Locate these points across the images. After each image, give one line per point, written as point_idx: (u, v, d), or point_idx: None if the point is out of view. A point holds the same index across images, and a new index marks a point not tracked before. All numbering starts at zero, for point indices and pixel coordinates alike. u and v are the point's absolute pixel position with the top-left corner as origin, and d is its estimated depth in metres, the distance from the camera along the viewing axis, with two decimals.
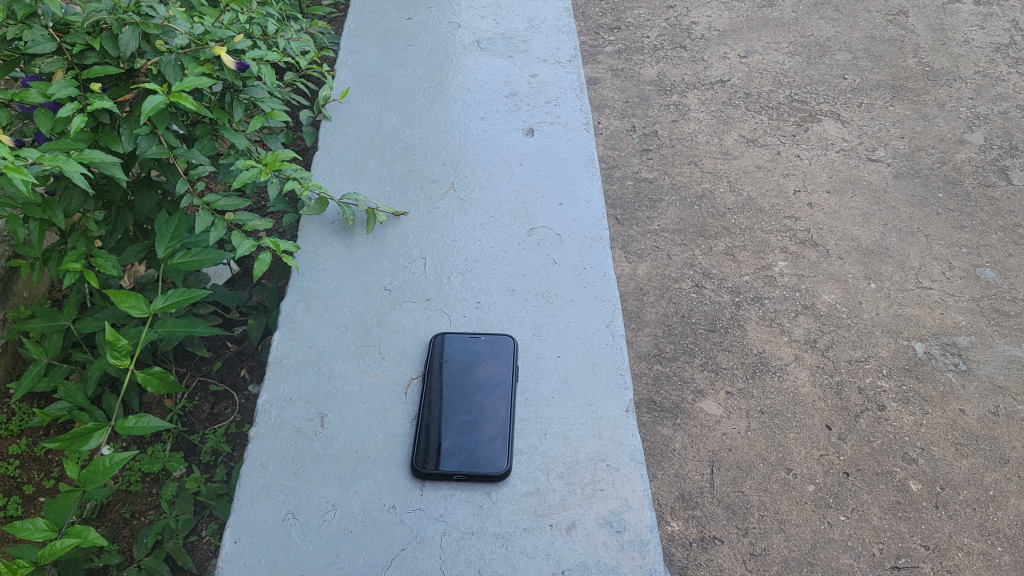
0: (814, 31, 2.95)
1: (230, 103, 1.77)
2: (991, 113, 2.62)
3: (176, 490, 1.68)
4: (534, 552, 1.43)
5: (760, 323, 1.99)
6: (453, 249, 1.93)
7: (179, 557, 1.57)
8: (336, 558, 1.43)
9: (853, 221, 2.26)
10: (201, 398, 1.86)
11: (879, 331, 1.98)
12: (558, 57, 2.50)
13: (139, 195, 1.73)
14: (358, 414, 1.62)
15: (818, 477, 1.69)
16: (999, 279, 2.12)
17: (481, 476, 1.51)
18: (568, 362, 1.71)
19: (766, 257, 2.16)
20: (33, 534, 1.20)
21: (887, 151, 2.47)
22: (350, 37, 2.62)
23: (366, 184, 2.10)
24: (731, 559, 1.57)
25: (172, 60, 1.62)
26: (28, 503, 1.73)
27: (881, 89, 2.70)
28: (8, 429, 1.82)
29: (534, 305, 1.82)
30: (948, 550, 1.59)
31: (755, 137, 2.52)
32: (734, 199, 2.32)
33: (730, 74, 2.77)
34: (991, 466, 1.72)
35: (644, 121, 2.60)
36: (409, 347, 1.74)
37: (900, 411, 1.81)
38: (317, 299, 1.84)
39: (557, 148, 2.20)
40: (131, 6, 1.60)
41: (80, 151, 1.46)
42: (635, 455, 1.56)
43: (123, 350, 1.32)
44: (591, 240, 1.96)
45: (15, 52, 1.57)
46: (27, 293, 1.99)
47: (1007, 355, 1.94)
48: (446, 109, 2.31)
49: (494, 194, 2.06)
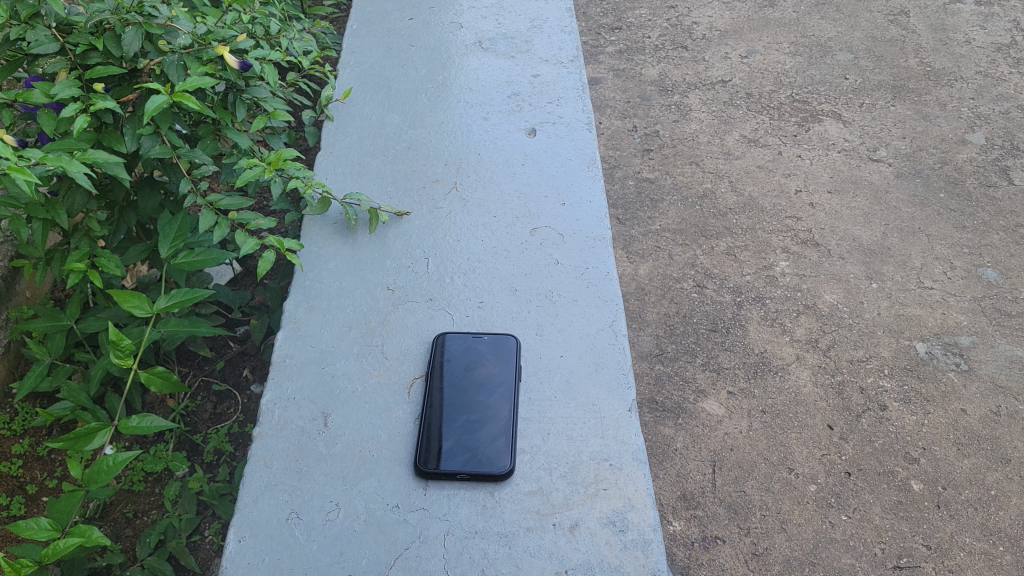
0: (815, 32, 2.95)
1: (233, 103, 1.78)
2: (992, 113, 2.63)
3: (178, 489, 1.68)
4: (537, 552, 1.43)
5: (761, 323, 1.99)
6: (456, 249, 1.93)
7: (182, 556, 1.57)
8: (340, 557, 1.43)
9: (855, 221, 2.26)
10: (204, 398, 1.86)
11: (880, 331, 1.98)
12: (561, 57, 2.51)
13: (142, 195, 1.74)
14: (361, 413, 1.63)
15: (820, 477, 1.69)
16: (1001, 280, 2.12)
17: (484, 475, 1.51)
18: (571, 362, 1.71)
19: (768, 257, 2.16)
20: (37, 533, 1.20)
21: (889, 151, 2.47)
22: (353, 37, 2.62)
23: (369, 184, 2.10)
24: (733, 559, 1.57)
25: (175, 60, 1.61)
26: (31, 503, 1.73)
27: (882, 89, 2.70)
28: (11, 429, 1.83)
29: (537, 305, 1.82)
30: (950, 550, 1.59)
31: (756, 137, 2.52)
32: (736, 199, 2.32)
33: (732, 74, 2.77)
34: (993, 466, 1.72)
35: (645, 121, 2.60)
36: (412, 347, 1.74)
37: (902, 411, 1.82)
38: (320, 298, 1.84)
39: (559, 148, 2.20)
40: (134, 6, 1.60)
41: (84, 151, 1.47)
42: (638, 455, 1.56)
43: (126, 350, 1.32)
44: (594, 240, 1.97)
45: (19, 52, 1.58)
46: (30, 293, 1.99)
47: (1009, 355, 1.94)
48: (448, 109, 2.31)
49: (497, 194, 2.07)
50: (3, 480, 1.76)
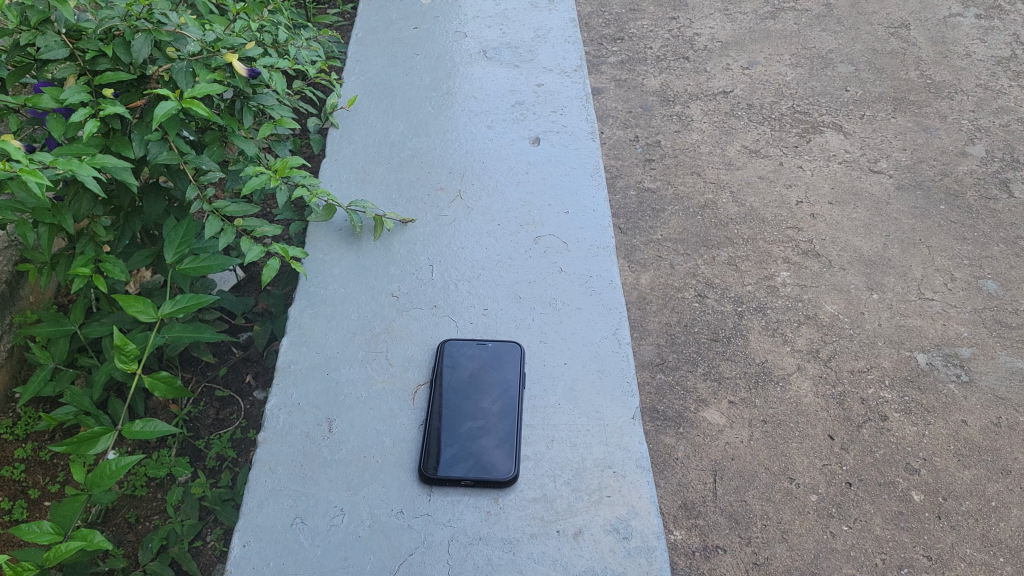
0: (816, 43, 2.97)
1: (240, 110, 1.79)
2: (993, 126, 2.64)
3: (181, 495, 1.67)
4: (540, 558, 1.43)
5: (762, 333, 2.00)
6: (460, 256, 1.94)
7: (185, 561, 1.56)
8: (344, 562, 1.43)
9: (856, 232, 2.27)
10: (207, 404, 1.86)
11: (882, 342, 1.99)
12: (564, 67, 2.53)
13: (148, 201, 1.74)
14: (366, 420, 1.63)
15: (821, 487, 1.70)
16: (1001, 291, 2.13)
17: (488, 481, 1.52)
18: (575, 370, 1.72)
19: (769, 267, 2.17)
20: (39, 537, 1.18)
21: (889, 163, 2.49)
22: (357, 46, 2.64)
23: (374, 191, 2.12)
24: (733, 567, 1.57)
25: (183, 67, 1.60)
26: (34, 508, 1.73)
27: (883, 101, 2.72)
28: (14, 434, 1.83)
29: (541, 313, 1.83)
30: (951, 561, 1.60)
31: (757, 148, 2.54)
32: (737, 209, 2.33)
33: (733, 85, 2.79)
34: (993, 477, 1.73)
35: (646, 131, 2.61)
36: (415, 353, 1.74)
37: (902, 422, 1.82)
38: (324, 304, 1.85)
39: (563, 157, 2.21)
40: (144, 13, 1.62)
41: (92, 155, 1.47)
42: (642, 462, 1.57)
43: (131, 354, 1.30)
44: (597, 249, 1.98)
45: (27, 58, 1.60)
46: (33, 297, 1.99)
47: (1009, 366, 1.95)
48: (453, 117, 2.33)
49: (500, 202, 2.08)
50: (5, 484, 1.75)
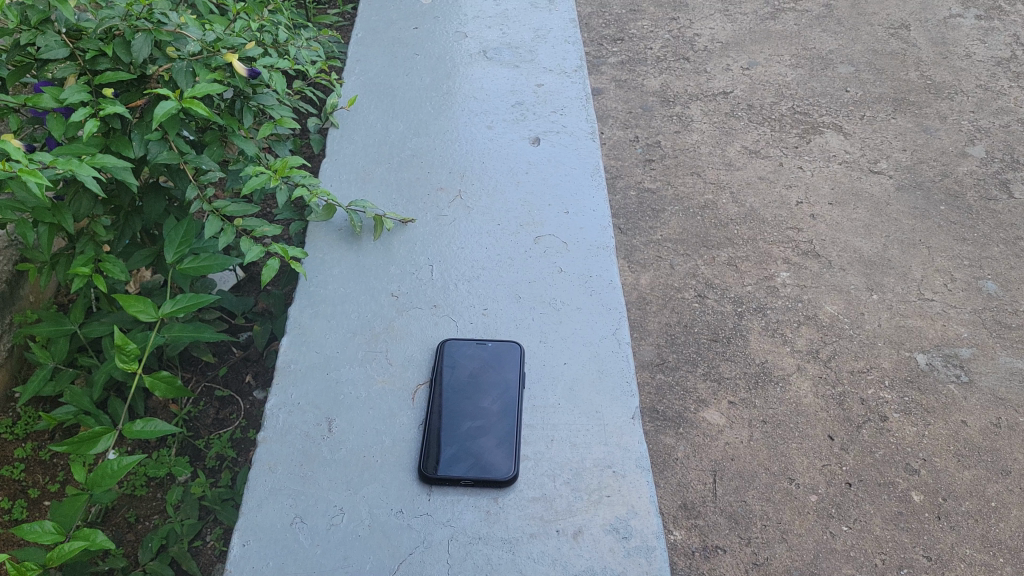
0: (816, 44, 2.98)
1: (240, 109, 1.80)
2: (993, 127, 2.65)
3: (181, 494, 1.67)
4: (540, 557, 1.43)
5: (762, 333, 2.00)
6: (460, 256, 1.95)
7: (184, 561, 1.56)
8: (344, 561, 1.43)
9: (856, 232, 2.27)
10: (206, 403, 1.86)
11: (882, 342, 1.99)
12: (564, 67, 2.53)
13: (148, 201, 1.74)
14: (366, 419, 1.63)
15: (821, 488, 1.70)
16: (1001, 292, 2.13)
17: (488, 481, 1.52)
18: (575, 370, 1.72)
19: (769, 268, 2.17)
20: (40, 536, 1.18)
21: (889, 163, 2.49)
22: (357, 46, 2.64)
23: (374, 190, 2.12)
24: (733, 568, 1.57)
25: (183, 67, 1.60)
26: (33, 507, 1.73)
27: (883, 102, 2.72)
28: (14, 433, 1.83)
29: (540, 313, 1.83)
30: (951, 561, 1.59)
31: (757, 148, 2.54)
32: (737, 209, 2.33)
33: (733, 86, 2.79)
34: (993, 478, 1.73)
35: (646, 132, 2.61)
36: (415, 353, 1.74)
37: (902, 422, 1.82)
38: (324, 304, 1.85)
39: (563, 157, 2.21)
40: (144, 13, 1.62)
41: (92, 155, 1.47)
42: (642, 462, 1.57)
43: (131, 354, 1.30)
44: (597, 249, 1.98)
45: (28, 57, 1.60)
46: (33, 297, 1.99)
47: (1009, 366, 1.95)
48: (453, 117, 2.33)
49: (500, 202, 2.08)
50: (5, 484, 1.75)
